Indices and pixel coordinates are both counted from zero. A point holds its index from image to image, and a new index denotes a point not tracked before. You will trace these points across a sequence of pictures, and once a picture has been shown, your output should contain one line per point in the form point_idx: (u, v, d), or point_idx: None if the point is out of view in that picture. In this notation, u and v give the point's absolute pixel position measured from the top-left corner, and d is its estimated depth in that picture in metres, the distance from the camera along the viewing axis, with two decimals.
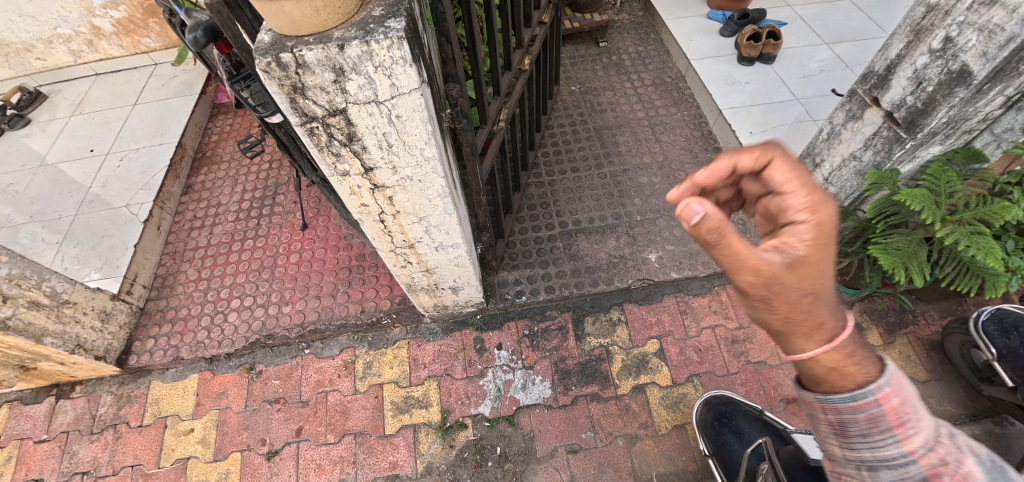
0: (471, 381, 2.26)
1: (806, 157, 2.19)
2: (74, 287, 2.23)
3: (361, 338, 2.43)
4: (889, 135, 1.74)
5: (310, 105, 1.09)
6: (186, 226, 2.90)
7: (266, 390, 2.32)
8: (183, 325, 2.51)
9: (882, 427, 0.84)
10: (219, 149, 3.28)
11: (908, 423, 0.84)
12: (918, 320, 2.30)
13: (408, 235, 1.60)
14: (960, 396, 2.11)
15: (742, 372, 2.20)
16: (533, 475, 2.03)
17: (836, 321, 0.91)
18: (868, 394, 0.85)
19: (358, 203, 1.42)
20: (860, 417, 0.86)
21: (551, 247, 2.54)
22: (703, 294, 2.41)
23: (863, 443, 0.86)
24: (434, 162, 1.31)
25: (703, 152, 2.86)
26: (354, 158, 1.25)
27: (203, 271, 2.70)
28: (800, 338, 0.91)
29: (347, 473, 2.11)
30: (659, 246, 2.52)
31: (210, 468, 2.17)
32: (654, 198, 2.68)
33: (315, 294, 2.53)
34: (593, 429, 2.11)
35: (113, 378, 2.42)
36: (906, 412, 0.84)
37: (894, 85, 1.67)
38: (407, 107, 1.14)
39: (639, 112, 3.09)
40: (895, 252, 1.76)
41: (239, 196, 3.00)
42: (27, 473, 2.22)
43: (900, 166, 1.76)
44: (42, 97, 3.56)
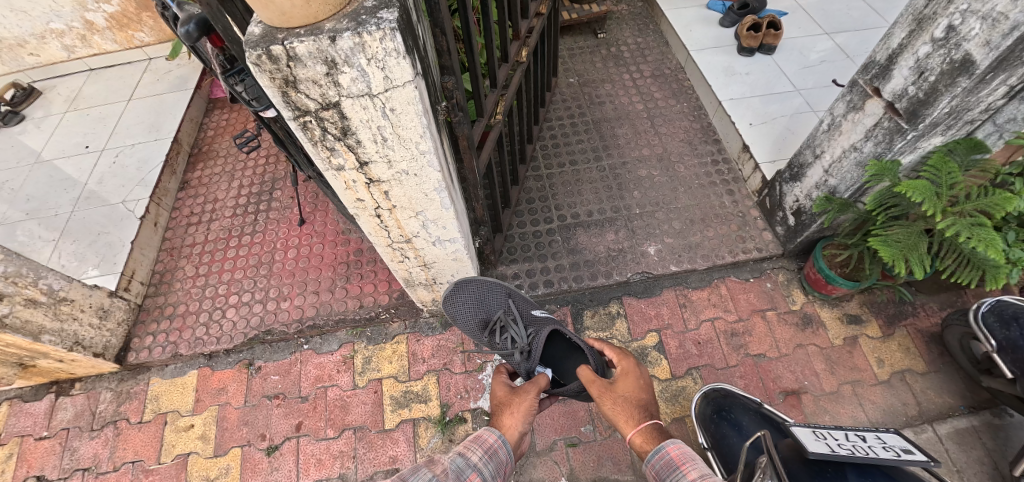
0: (471, 375, 2.27)
1: (806, 148, 2.17)
2: (71, 284, 2.22)
3: (360, 333, 2.43)
4: (890, 125, 1.72)
5: (303, 99, 1.07)
6: (183, 222, 2.89)
7: (266, 385, 2.32)
8: (181, 321, 2.51)
9: (672, 468, 1.38)
10: (215, 144, 3.26)
11: (688, 462, 1.37)
12: (918, 312, 2.30)
13: (405, 230, 1.59)
14: (959, 387, 2.11)
15: (741, 365, 2.20)
16: (533, 468, 2.05)
17: (645, 420, 1.54)
18: (661, 448, 1.44)
19: (354, 198, 1.41)
20: (660, 460, 1.42)
21: (550, 240, 2.52)
22: (702, 287, 2.40)
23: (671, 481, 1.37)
24: (430, 156, 1.29)
25: (703, 144, 2.84)
26: (348, 152, 1.23)
27: (201, 267, 2.69)
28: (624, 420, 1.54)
29: (347, 468, 2.11)
30: (658, 239, 2.50)
31: (210, 463, 2.17)
32: (653, 191, 2.67)
33: (313, 289, 2.53)
34: (592, 422, 2.14)
35: (112, 375, 2.43)
36: (685, 455, 1.40)
37: (896, 75, 1.65)
38: (401, 101, 1.12)
39: (638, 103, 3.06)
40: (895, 245, 1.76)
41: (236, 191, 2.98)
42: (28, 470, 2.23)
43: (901, 156, 1.75)
44: (36, 93, 3.53)
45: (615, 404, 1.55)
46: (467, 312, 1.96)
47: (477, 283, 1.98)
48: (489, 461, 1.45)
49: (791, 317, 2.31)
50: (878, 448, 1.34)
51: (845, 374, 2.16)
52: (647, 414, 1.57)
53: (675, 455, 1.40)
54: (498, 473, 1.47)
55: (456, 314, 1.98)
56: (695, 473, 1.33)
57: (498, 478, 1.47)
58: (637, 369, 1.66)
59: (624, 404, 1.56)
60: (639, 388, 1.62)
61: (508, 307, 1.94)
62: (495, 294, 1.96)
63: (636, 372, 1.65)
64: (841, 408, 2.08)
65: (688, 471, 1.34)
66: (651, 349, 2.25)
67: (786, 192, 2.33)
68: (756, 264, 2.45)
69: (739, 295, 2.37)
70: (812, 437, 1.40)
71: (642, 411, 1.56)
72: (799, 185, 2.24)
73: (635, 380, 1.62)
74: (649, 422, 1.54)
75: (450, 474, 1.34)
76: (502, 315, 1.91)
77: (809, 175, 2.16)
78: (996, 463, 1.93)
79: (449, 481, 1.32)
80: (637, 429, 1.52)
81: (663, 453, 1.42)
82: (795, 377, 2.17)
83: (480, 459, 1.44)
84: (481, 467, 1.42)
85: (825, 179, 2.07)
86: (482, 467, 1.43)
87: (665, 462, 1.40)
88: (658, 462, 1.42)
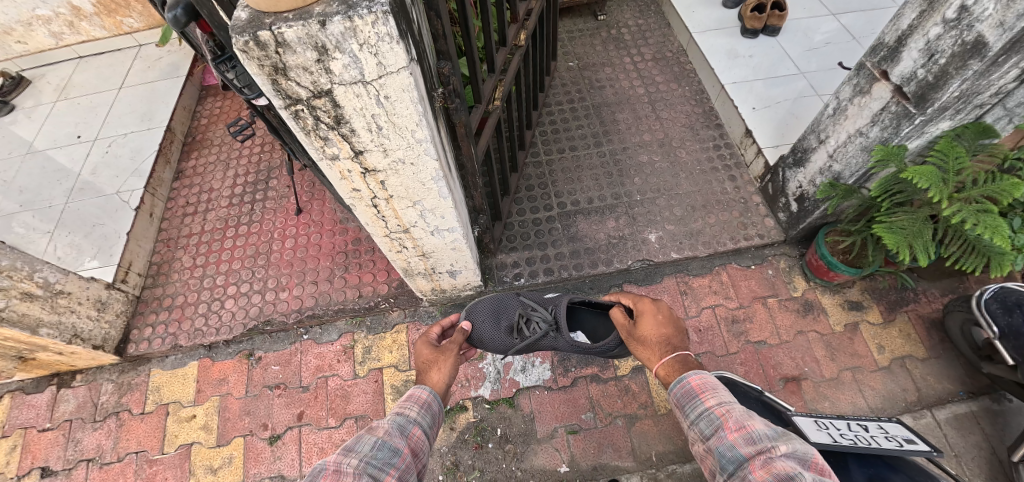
0: (471, 364, 2.26)
1: (810, 133, 2.13)
2: (68, 276, 2.21)
3: (360, 322, 2.42)
4: (898, 110, 1.68)
5: (294, 87, 1.04)
6: (179, 213, 2.86)
7: (266, 375, 2.33)
8: (180, 312, 2.50)
9: (692, 396, 1.33)
10: (209, 133, 3.21)
11: (708, 391, 1.32)
12: (920, 298, 2.29)
13: (403, 220, 1.56)
14: (958, 373, 2.12)
15: (742, 351, 2.21)
16: (534, 456, 2.07)
17: (667, 354, 1.48)
18: (683, 377, 1.39)
19: (350, 188, 1.39)
20: (680, 389, 1.37)
21: (549, 228, 2.50)
22: (702, 274, 2.39)
23: (689, 408, 1.33)
24: (427, 145, 1.26)
25: (704, 130, 2.79)
26: (342, 142, 1.20)
27: (198, 258, 2.67)
28: (648, 356, 1.52)
29: None
30: (659, 226, 2.48)
31: (213, 453, 2.19)
32: (654, 177, 2.63)
33: (312, 279, 2.51)
34: (593, 410, 2.15)
35: (113, 367, 2.43)
36: (705, 384, 1.34)
37: (905, 57, 1.60)
38: (395, 88, 1.09)
39: (639, 87, 3.01)
40: (900, 232, 1.73)
41: (231, 181, 2.95)
42: (33, 460, 2.24)
43: (908, 142, 1.72)
44: (25, 82, 3.47)
45: (638, 343, 1.55)
46: (490, 327, 1.87)
47: (487, 300, 1.97)
48: (426, 414, 1.41)
49: (792, 303, 2.30)
50: (880, 437, 1.33)
51: (845, 360, 2.17)
52: (670, 347, 1.49)
53: (695, 384, 1.35)
54: (434, 425, 1.43)
55: (482, 331, 1.86)
56: (714, 402, 1.29)
57: (435, 430, 1.43)
58: (658, 306, 1.59)
59: (644, 341, 1.53)
60: (660, 324, 1.55)
61: (523, 303, 1.94)
62: (509, 302, 1.97)
63: (657, 309, 1.58)
64: (841, 394, 2.09)
65: (708, 400, 1.30)
66: None
67: (789, 178, 2.30)
68: (758, 251, 2.43)
69: (740, 282, 2.36)
70: (813, 427, 1.39)
71: (664, 346, 1.50)
72: (802, 170, 2.20)
73: (654, 318, 1.55)
74: (673, 354, 1.47)
75: (392, 432, 1.27)
76: (522, 309, 1.90)
77: (813, 160, 2.12)
78: (993, 448, 1.94)
79: (393, 438, 1.25)
80: (660, 362, 1.47)
81: (683, 383, 1.37)
82: (795, 364, 2.17)
83: (417, 415, 1.39)
84: (420, 421, 1.37)
85: (829, 164, 2.04)
86: (421, 422, 1.38)
87: (685, 390, 1.36)
88: (678, 392, 1.37)
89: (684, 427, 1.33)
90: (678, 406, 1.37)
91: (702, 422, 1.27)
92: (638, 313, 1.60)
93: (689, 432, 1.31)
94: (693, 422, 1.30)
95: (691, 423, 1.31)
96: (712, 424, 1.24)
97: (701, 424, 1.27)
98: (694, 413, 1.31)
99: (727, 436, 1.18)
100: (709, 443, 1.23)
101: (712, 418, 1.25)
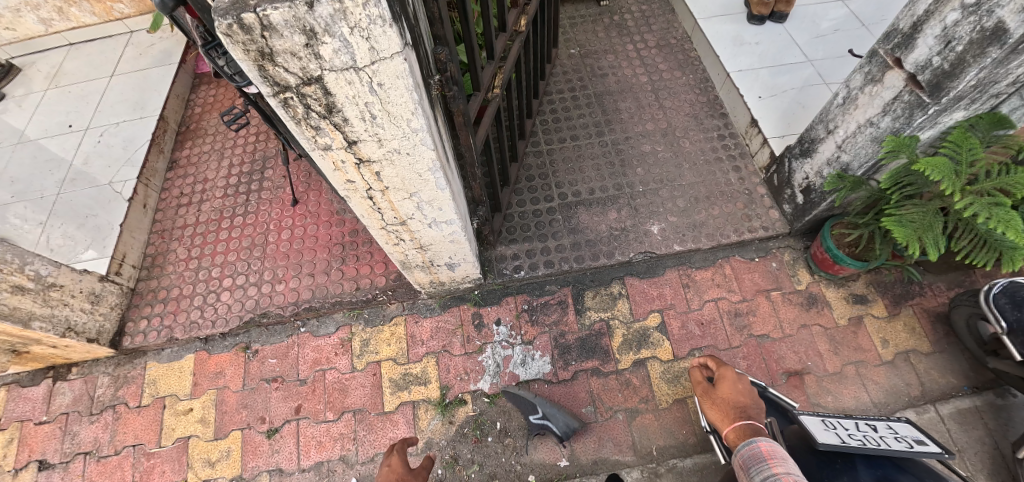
0: (470, 357, 2.24)
1: (818, 122, 2.08)
2: (60, 269, 2.18)
3: (357, 314, 2.38)
4: (911, 99, 1.63)
5: (282, 73, 0.99)
6: (173, 203, 2.82)
7: (263, 368, 2.30)
8: (175, 304, 2.47)
9: (759, 458, 1.26)
10: (202, 122, 3.15)
11: (778, 458, 1.24)
12: (925, 291, 2.25)
13: (399, 212, 1.52)
14: (962, 368, 2.09)
15: (744, 345, 2.18)
16: (534, 450, 2.06)
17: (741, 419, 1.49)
18: (754, 441, 1.33)
19: (344, 179, 1.34)
20: (749, 450, 1.30)
21: (550, 220, 2.45)
22: (705, 267, 2.35)
23: (755, 471, 1.25)
24: (423, 134, 1.22)
25: (709, 119, 2.73)
26: (335, 132, 1.16)
27: (193, 250, 2.63)
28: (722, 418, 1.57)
29: (347, 450, 2.12)
30: (662, 218, 2.43)
31: (211, 446, 2.18)
32: (657, 167, 2.58)
33: (308, 272, 2.47)
34: (593, 403, 2.12)
35: (109, 359, 2.41)
36: (777, 453, 1.26)
37: (920, 44, 1.55)
38: (389, 74, 1.04)
39: (642, 76, 2.94)
40: (909, 225, 1.69)
41: (226, 171, 2.90)
42: (30, 454, 2.23)
43: (920, 132, 1.67)
44: (15, 69, 3.40)
45: (715, 404, 1.61)
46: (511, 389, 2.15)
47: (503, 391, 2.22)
48: None
49: (796, 297, 2.27)
50: (889, 439, 1.29)
51: (849, 354, 2.14)
52: (744, 414, 1.51)
53: (764, 450, 1.28)
54: None
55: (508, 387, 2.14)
56: (782, 469, 1.20)
57: None
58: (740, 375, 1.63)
59: (720, 403, 1.59)
60: (739, 392, 1.58)
61: None
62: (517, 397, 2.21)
63: (738, 376, 1.62)
64: (844, 388, 2.07)
65: (775, 465, 1.21)
66: (653, 330, 2.24)
67: (795, 169, 2.25)
68: (762, 243, 2.39)
69: (743, 275, 2.32)
70: (820, 428, 1.35)
71: (738, 411, 1.53)
72: (809, 161, 2.15)
73: (732, 384, 1.60)
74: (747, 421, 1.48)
75: None
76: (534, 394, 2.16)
77: (821, 151, 2.07)
78: (997, 443, 1.92)
79: None
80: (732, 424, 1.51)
81: (752, 445, 1.31)
82: (798, 358, 2.15)
83: None
84: None
85: (837, 155, 1.99)
86: None
87: (754, 453, 1.29)
88: (744, 452, 1.31)
89: None
90: (743, 468, 1.29)
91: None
92: (720, 377, 1.66)
93: None
94: None
95: None
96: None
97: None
98: (759, 475, 1.22)
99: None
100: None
101: None
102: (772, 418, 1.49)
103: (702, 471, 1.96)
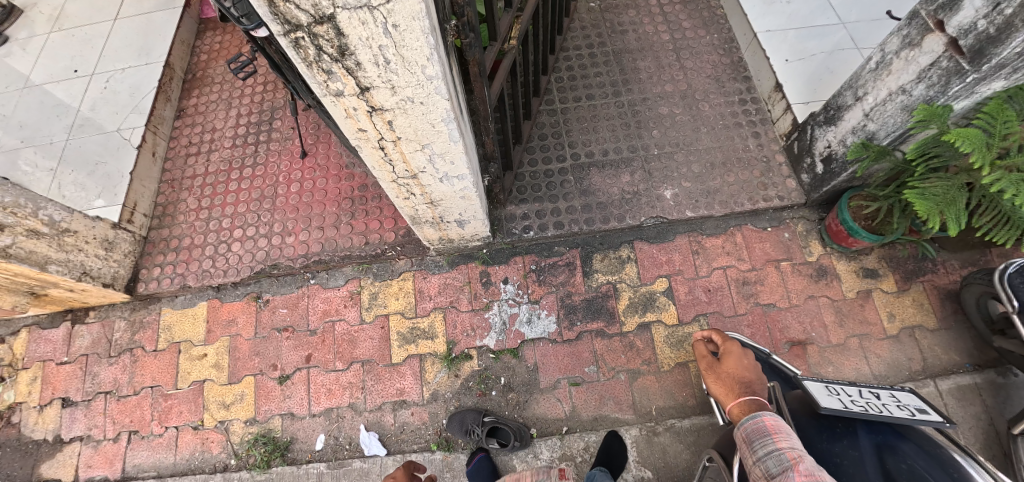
0: (477, 314, 2.27)
1: (847, 89, 2.00)
2: (72, 216, 2.21)
3: (366, 269, 2.40)
4: (949, 66, 1.55)
5: (293, 10, 0.95)
6: (182, 153, 2.81)
7: (274, 318, 2.35)
8: (187, 254, 2.50)
9: (764, 433, 1.18)
10: (209, 70, 3.08)
11: (782, 434, 1.17)
12: (938, 269, 2.22)
13: (411, 165, 1.50)
14: (966, 346, 2.09)
15: (750, 313, 2.20)
16: (535, 405, 2.12)
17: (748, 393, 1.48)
18: (758, 415, 1.25)
19: (355, 128, 1.32)
20: (754, 426, 1.22)
21: (561, 181, 2.41)
22: (716, 235, 2.33)
23: (759, 446, 1.16)
24: (438, 82, 1.18)
25: (731, 82, 2.62)
26: (347, 76, 1.12)
27: (203, 200, 2.64)
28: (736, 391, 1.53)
29: (356, 398, 2.20)
30: (675, 183, 2.38)
31: (225, 390, 2.27)
32: (673, 131, 2.51)
33: (318, 225, 2.47)
34: (596, 363, 2.16)
35: (124, 304, 2.47)
36: (782, 428, 1.19)
37: (966, 6, 1.46)
38: (404, 15, 0.99)
39: (664, 34, 2.81)
40: (932, 198, 1.64)
41: (234, 121, 2.86)
42: (54, 391, 2.35)
43: (954, 102, 1.60)
44: (17, 11, 3.32)
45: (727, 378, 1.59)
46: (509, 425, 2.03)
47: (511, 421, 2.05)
48: None
49: (805, 268, 2.25)
50: (892, 405, 1.30)
51: (854, 327, 2.15)
52: (748, 390, 1.49)
53: (769, 425, 1.20)
54: None
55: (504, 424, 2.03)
56: (788, 445, 1.13)
57: None
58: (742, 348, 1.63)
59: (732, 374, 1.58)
60: (744, 367, 1.58)
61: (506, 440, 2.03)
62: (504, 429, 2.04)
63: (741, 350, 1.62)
64: (845, 360, 2.10)
65: (780, 440, 1.14)
66: (659, 294, 2.25)
67: (818, 137, 2.17)
68: (776, 213, 2.35)
69: (754, 244, 2.30)
70: (824, 391, 1.36)
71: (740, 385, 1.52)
72: (833, 129, 2.08)
73: (737, 359, 1.59)
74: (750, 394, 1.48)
75: None
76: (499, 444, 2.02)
77: (846, 119, 2.00)
78: (992, 420, 1.94)
79: None
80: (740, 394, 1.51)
81: (757, 419, 1.23)
82: (802, 328, 2.16)
83: None
84: None
85: (863, 123, 1.91)
86: None
87: (758, 427, 1.21)
88: (748, 426, 1.24)
89: (747, 466, 1.16)
90: (746, 444, 1.21)
91: (770, 461, 1.10)
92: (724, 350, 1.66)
93: (751, 470, 1.14)
94: (760, 459, 1.13)
95: (756, 460, 1.14)
96: (782, 464, 1.08)
97: (767, 461, 1.10)
98: (761, 450, 1.15)
99: (794, 478, 1.02)
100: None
101: (780, 457, 1.09)
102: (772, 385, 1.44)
103: (699, 432, 2.02)
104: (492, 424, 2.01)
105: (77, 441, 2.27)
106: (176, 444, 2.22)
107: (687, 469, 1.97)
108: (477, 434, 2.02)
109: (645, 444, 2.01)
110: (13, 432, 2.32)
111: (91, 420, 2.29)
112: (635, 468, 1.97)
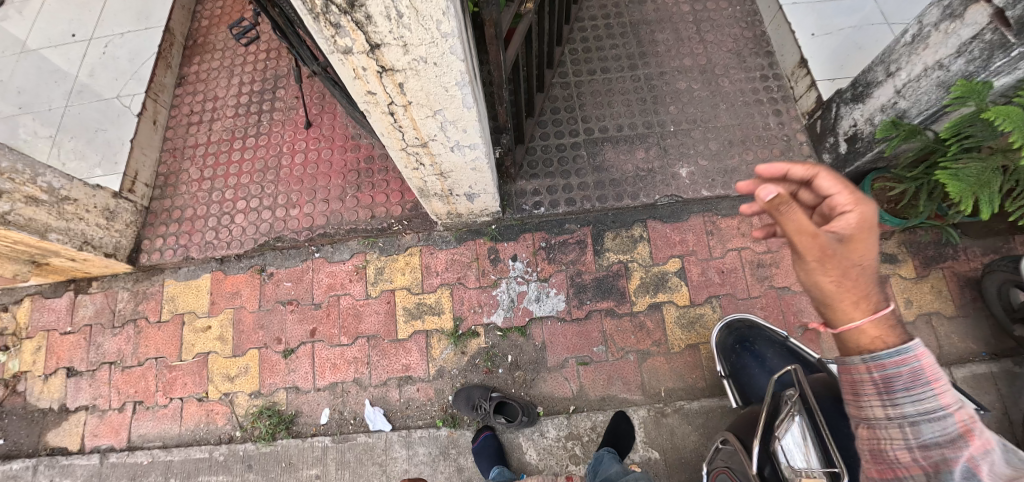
0: (485, 291, 2.23)
1: (879, 64, 1.91)
2: (72, 183, 2.16)
3: (372, 243, 2.35)
4: (993, 39, 1.46)
5: None
6: (183, 122, 2.73)
7: (279, 291, 2.32)
8: (190, 225, 2.45)
9: (921, 381, 0.93)
10: (210, 36, 2.97)
11: (938, 379, 0.93)
12: (958, 255, 2.15)
13: (422, 133, 1.43)
14: (984, 334, 2.04)
15: (763, 296, 2.15)
16: (543, 383, 2.10)
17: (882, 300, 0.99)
18: (909, 350, 0.94)
19: (365, 90, 1.25)
20: (903, 371, 0.94)
21: (573, 156, 2.34)
22: (732, 215, 2.26)
23: (907, 398, 0.93)
24: (453, 41, 1.10)
25: (752, 57, 2.51)
26: (357, 32, 1.05)
27: (205, 170, 2.57)
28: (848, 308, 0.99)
29: (361, 373, 2.18)
30: (692, 160, 2.31)
31: (230, 362, 2.25)
32: (691, 107, 2.41)
33: (323, 197, 2.41)
34: (605, 343, 2.13)
35: (127, 275, 2.43)
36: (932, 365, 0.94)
37: None
38: None
39: (684, 5, 2.69)
40: (967, 179, 1.56)
41: (236, 89, 2.77)
42: (58, 361, 2.34)
43: (996, 78, 1.51)
44: None
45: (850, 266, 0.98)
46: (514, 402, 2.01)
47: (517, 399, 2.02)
48: None
49: None
50: None
51: None
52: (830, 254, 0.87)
53: (922, 368, 0.94)
54: None
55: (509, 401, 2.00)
56: (946, 396, 0.92)
57: None
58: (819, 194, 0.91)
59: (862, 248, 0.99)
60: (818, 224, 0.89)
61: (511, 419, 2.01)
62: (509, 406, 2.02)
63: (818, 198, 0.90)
64: None
65: (942, 394, 0.92)
66: (672, 275, 2.20)
67: (843, 115, 2.09)
68: None
69: (771, 226, 2.23)
70: None
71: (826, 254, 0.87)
72: (861, 107, 1.99)
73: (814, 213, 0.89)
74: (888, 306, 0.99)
75: None
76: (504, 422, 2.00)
77: (876, 96, 1.91)
78: (1007, 409, 1.91)
79: None
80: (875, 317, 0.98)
81: (907, 359, 0.94)
82: (816, 312, 2.12)
83: None
84: None
85: (894, 101, 1.82)
86: None
87: (909, 373, 0.93)
88: (892, 366, 0.95)
89: (879, 420, 0.96)
90: (883, 390, 0.96)
91: (925, 424, 0.91)
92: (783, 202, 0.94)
93: (889, 427, 0.94)
94: (909, 416, 0.93)
95: (903, 418, 0.93)
96: (941, 429, 0.90)
97: (924, 426, 0.91)
98: (912, 405, 0.93)
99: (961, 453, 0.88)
100: (928, 453, 0.90)
101: (942, 421, 0.90)
102: (795, 368, 1.35)
103: (708, 414, 1.99)
104: (500, 399, 1.99)
105: (82, 410, 2.26)
106: (181, 415, 2.21)
107: (694, 450, 1.96)
108: (483, 409, 1.99)
109: (653, 425, 1.99)
110: (18, 400, 2.32)
111: (96, 390, 2.28)
112: (642, 448, 1.96)
